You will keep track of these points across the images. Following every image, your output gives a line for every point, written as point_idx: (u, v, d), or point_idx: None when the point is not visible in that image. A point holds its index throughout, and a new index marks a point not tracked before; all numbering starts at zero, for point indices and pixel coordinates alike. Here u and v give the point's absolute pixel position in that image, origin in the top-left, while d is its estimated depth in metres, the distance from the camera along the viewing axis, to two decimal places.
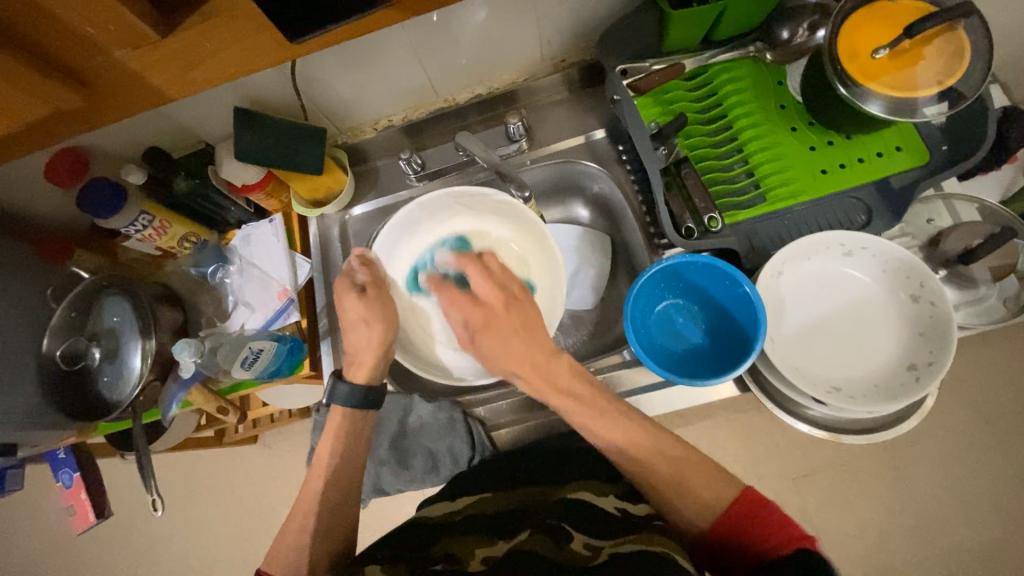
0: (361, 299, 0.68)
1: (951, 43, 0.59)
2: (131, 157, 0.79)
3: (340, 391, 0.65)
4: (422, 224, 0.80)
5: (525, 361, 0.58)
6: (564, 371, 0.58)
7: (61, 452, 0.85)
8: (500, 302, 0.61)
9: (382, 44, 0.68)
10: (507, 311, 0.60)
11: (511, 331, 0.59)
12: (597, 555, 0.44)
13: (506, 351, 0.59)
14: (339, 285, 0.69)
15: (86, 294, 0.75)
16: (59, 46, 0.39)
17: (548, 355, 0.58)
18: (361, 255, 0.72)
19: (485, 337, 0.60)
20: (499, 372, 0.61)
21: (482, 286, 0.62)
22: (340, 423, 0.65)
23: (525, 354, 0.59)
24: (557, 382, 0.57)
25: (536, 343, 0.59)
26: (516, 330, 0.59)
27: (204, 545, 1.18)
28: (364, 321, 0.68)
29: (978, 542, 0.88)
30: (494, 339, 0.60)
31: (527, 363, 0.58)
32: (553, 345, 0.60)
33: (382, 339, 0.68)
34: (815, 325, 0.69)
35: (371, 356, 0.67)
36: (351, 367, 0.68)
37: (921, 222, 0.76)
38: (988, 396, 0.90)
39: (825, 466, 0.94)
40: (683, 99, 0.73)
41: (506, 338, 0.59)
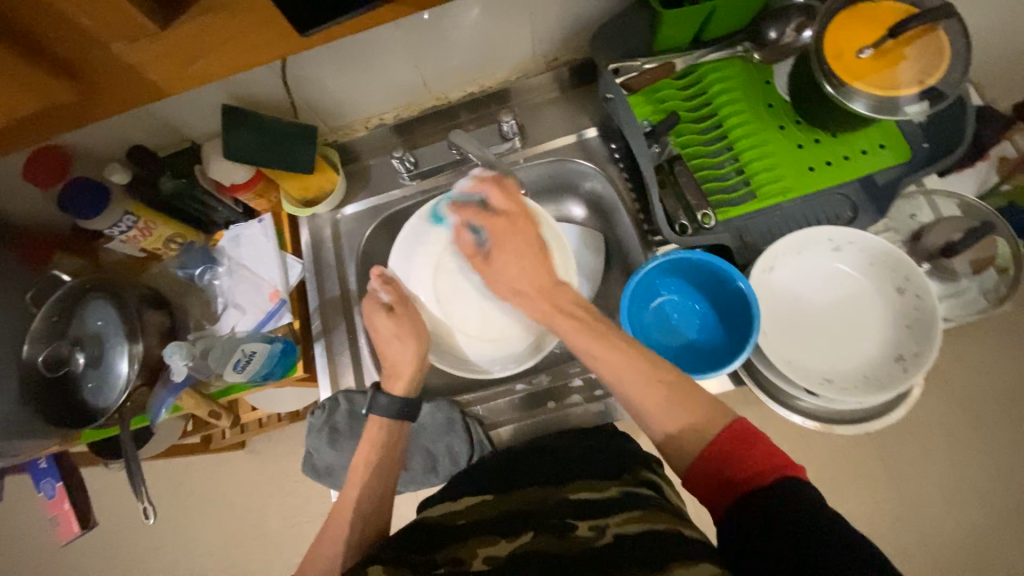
0: (390, 317, 0.70)
1: (931, 43, 0.60)
2: (115, 156, 0.77)
3: (380, 401, 0.66)
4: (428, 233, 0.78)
5: (535, 284, 0.63)
6: (570, 298, 0.62)
7: (43, 462, 0.83)
8: (515, 216, 0.66)
9: (376, 42, 0.68)
10: (523, 228, 0.65)
11: (522, 250, 0.65)
12: (602, 535, 0.45)
13: (517, 272, 0.65)
14: (367, 305, 0.71)
15: (68, 298, 0.72)
16: (55, 38, 0.38)
17: (554, 280, 0.63)
18: (382, 274, 0.73)
19: (499, 255, 0.66)
20: (506, 292, 0.67)
21: (500, 203, 0.67)
22: (378, 434, 0.65)
23: (536, 275, 0.64)
24: (558, 301, 0.62)
25: (550, 264, 0.64)
26: (527, 250, 0.65)
27: (191, 553, 1.16)
28: (396, 335, 0.69)
29: (957, 526, 0.91)
30: (505, 258, 0.65)
31: (537, 285, 0.63)
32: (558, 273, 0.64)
33: (418, 351, 0.68)
34: (803, 319, 0.71)
35: (410, 370, 0.68)
36: (390, 379, 0.69)
37: (904, 217, 0.78)
38: (967, 386, 0.93)
39: (814, 456, 0.97)
40: (674, 97, 0.74)
41: (521, 254, 0.65)
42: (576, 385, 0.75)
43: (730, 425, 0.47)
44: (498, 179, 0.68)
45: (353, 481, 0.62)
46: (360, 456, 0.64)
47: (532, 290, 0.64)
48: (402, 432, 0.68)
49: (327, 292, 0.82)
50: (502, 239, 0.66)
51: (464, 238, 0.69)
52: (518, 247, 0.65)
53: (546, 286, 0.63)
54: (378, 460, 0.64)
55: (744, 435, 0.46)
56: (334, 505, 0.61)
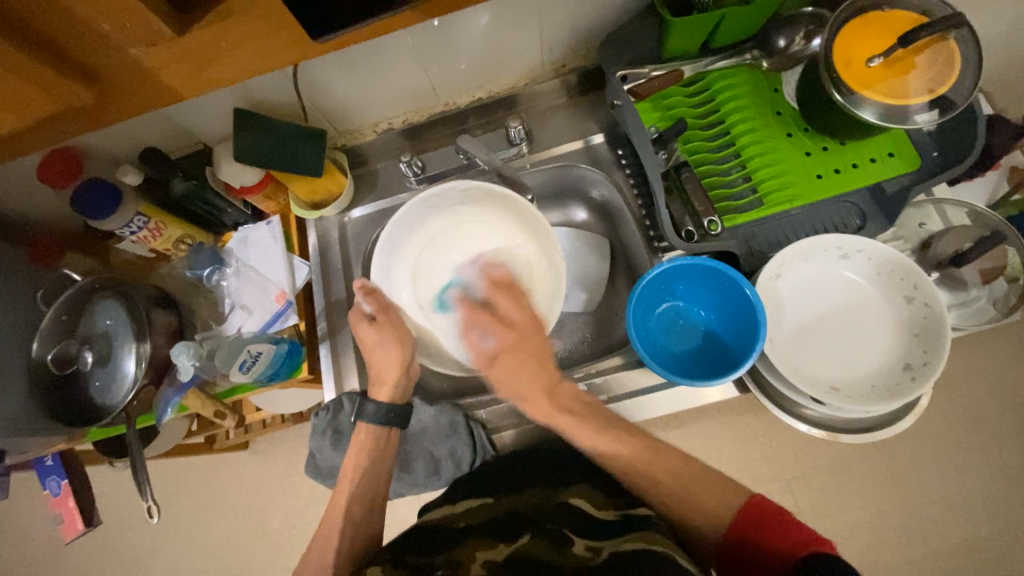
0: (373, 326, 0.69)
1: (941, 52, 0.60)
2: (127, 157, 0.78)
3: (368, 409, 0.66)
4: (406, 240, 0.78)
5: (535, 385, 0.65)
6: (571, 395, 0.64)
7: (49, 459, 0.83)
8: (525, 329, 0.68)
9: (386, 47, 0.68)
10: (531, 338, 0.68)
11: (526, 359, 0.66)
12: (598, 555, 0.44)
13: (522, 376, 0.65)
14: (352, 314, 0.69)
15: (78, 298, 0.72)
16: (71, 41, 0.39)
17: (554, 381, 0.65)
18: (364, 286, 0.70)
19: (505, 360, 0.67)
20: (507, 395, 0.67)
21: (513, 314, 0.70)
22: (365, 440, 0.66)
23: (536, 380, 0.65)
24: (560, 403, 0.64)
25: (549, 365, 0.66)
26: (532, 357, 0.66)
27: (192, 554, 1.16)
28: (380, 344, 0.69)
29: (967, 542, 0.90)
30: (508, 366, 0.66)
31: (540, 386, 0.65)
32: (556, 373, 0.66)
33: (401, 357, 0.69)
34: (810, 326, 0.70)
35: (393, 374, 0.69)
36: (375, 386, 0.69)
37: (913, 226, 0.78)
38: (977, 398, 0.92)
39: (820, 466, 0.96)
40: (682, 104, 0.75)
41: (527, 363, 0.66)
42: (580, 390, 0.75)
43: (749, 504, 0.50)
44: (512, 288, 0.74)
45: (344, 486, 0.64)
46: (348, 461, 0.65)
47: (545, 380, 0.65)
48: (391, 437, 0.68)
49: (333, 294, 0.82)
50: (515, 346, 0.67)
51: (474, 342, 0.71)
52: (527, 348, 0.67)
53: (553, 381, 0.65)
54: (367, 467, 0.65)
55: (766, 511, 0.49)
56: (326, 509, 0.63)
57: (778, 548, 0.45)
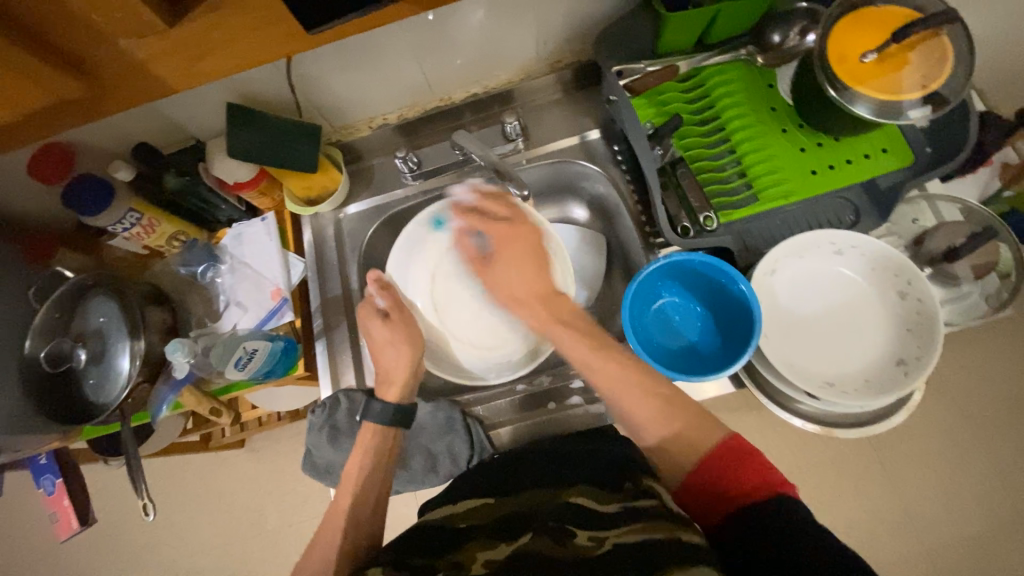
0: (385, 324, 0.71)
1: (935, 48, 0.61)
2: (118, 152, 0.77)
3: (374, 407, 0.66)
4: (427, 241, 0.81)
5: (533, 292, 0.69)
6: (565, 309, 0.67)
7: (43, 458, 0.83)
8: (514, 228, 0.72)
9: (381, 41, 0.68)
10: (522, 238, 0.72)
11: (521, 259, 0.71)
12: (600, 546, 0.45)
13: (516, 283, 0.71)
14: (364, 311, 0.73)
15: (70, 295, 0.72)
16: (61, 32, 0.38)
17: (551, 293, 0.69)
18: (377, 279, 0.75)
19: (498, 264, 0.72)
20: (502, 299, 0.73)
21: (501, 216, 0.73)
22: (371, 440, 0.66)
23: (530, 284, 0.70)
24: (559, 315, 0.67)
25: (542, 277, 0.70)
26: (525, 259, 0.71)
27: (189, 551, 1.16)
28: (390, 342, 0.71)
29: (959, 533, 0.91)
30: (506, 266, 0.72)
31: (534, 293, 0.69)
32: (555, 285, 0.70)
33: (411, 358, 0.69)
34: (805, 321, 0.71)
35: (403, 374, 0.69)
36: (384, 386, 0.69)
37: (906, 222, 0.78)
38: (969, 392, 0.93)
39: (814, 460, 0.97)
40: (678, 101, 0.74)
41: (518, 263, 0.71)
42: (576, 386, 0.76)
43: (724, 444, 0.50)
44: (501, 197, 0.74)
45: (346, 487, 0.62)
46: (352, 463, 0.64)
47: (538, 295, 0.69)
48: (395, 437, 0.68)
49: (329, 291, 0.82)
50: (507, 244, 0.72)
51: (466, 244, 0.77)
52: (514, 258, 0.71)
53: (544, 293, 0.69)
54: (375, 466, 0.64)
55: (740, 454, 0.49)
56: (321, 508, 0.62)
57: (745, 487, 0.46)
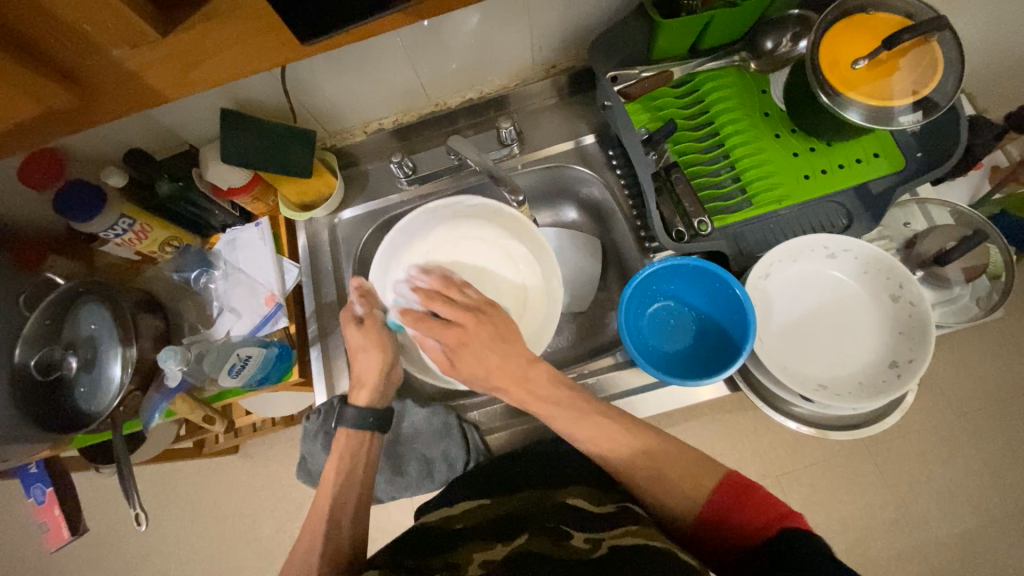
0: (360, 329, 0.67)
1: (924, 55, 0.61)
2: (111, 157, 0.77)
3: (348, 413, 0.65)
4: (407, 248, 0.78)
5: (505, 375, 0.60)
6: (544, 379, 0.60)
7: (33, 467, 0.82)
8: (470, 325, 0.60)
9: (376, 47, 0.68)
10: (482, 332, 0.60)
11: (486, 353, 0.60)
12: (597, 547, 0.44)
13: (491, 366, 0.60)
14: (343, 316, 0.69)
15: (61, 302, 0.71)
16: (52, 44, 0.38)
17: (526, 364, 0.60)
18: (360, 288, 0.69)
19: (465, 363, 0.60)
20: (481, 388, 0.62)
21: (452, 316, 0.61)
22: (346, 444, 0.66)
23: (502, 369, 0.60)
24: (537, 389, 0.60)
25: (512, 355, 0.60)
26: (492, 350, 0.60)
27: (183, 559, 1.14)
28: (363, 349, 0.67)
29: (953, 534, 0.91)
30: (474, 359, 0.60)
31: (511, 376, 0.60)
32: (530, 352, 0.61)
33: (383, 364, 0.67)
34: (799, 325, 0.71)
35: (374, 379, 0.68)
36: (357, 390, 0.68)
37: (898, 225, 0.80)
38: (961, 393, 0.94)
39: (808, 462, 0.97)
40: (672, 106, 0.75)
41: (486, 356, 0.59)
42: None
43: (725, 481, 0.52)
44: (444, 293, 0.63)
45: (325, 489, 0.63)
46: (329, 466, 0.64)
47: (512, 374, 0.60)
48: (374, 441, 0.68)
49: (324, 296, 0.82)
50: (468, 340, 0.60)
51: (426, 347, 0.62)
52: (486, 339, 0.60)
53: (520, 371, 0.60)
54: (351, 470, 0.64)
55: (743, 486, 0.50)
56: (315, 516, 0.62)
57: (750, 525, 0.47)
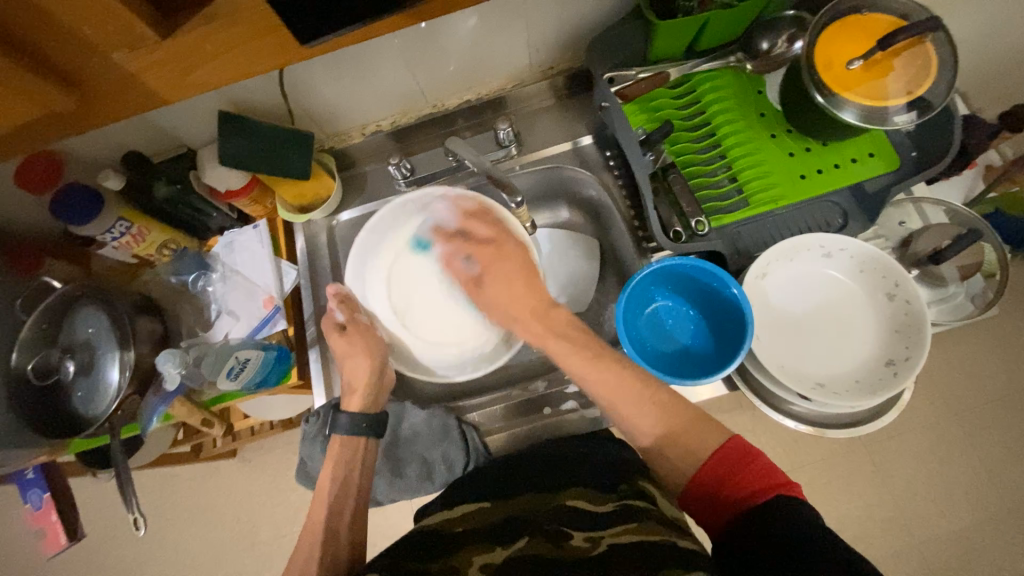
0: (343, 336, 0.72)
1: (918, 55, 0.62)
2: (108, 160, 0.76)
3: (342, 420, 0.66)
4: (381, 245, 0.78)
5: (523, 307, 0.70)
6: (562, 319, 0.68)
7: (30, 472, 0.81)
8: (497, 238, 0.73)
9: (374, 49, 0.68)
10: (508, 253, 0.73)
11: (511, 276, 0.72)
12: (596, 546, 0.45)
13: (519, 294, 0.71)
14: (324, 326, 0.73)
15: (58, 306, 0.71)
16: (51, 47, 0.38)
17: (544, 301, 0.70)
18: (337, 294, 0.74)
19: (492, 282, 0.72)
20: (499, 317, 0.73)
21: (485, 232, 0.74)
22: (340, 450, 0.66)
23: (527, 299, 0.70)
24: (553, 328, 0.67)
25: (534, 288, 0.71)
26: (517, 275, 0.72)
27: (180, 564, 1.14)
28: (349, 355, 0.71)
29: (949, 531, 0.92)
30: (495, 283, 0.72)
31: (528, 307, 0.70)
32: (550, 297, 0.70)
33: (371, 365, 0.70)
34: (795, 323, 0.71)
35: (364, 381, 0.69)
36: (347, 396, 0.69)
37: (894, 224, 0.80)
38: (955, 390, 0.94)
39: (806, 460, 0.98)
40: (669, 106, 0.75)
41: (510, 282, 0.72)
42: (571, 391, 0.76)
43: (731, 442, 0.50)
44: (483, 212, 0.75)
45: (323, 498, 0.63)
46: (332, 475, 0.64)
47: (532, 300, 0.70)
48: (368, 445, 0.68)
49: (322, 299, 0.82)
50: (496, 258, 0.73)
51: (455, 267, 0.76)
52: (512, 262, 0.72)
53: (538, 299, 0.70)
54: (346, 476, 0.64)
55: (745, 453, 0.49)
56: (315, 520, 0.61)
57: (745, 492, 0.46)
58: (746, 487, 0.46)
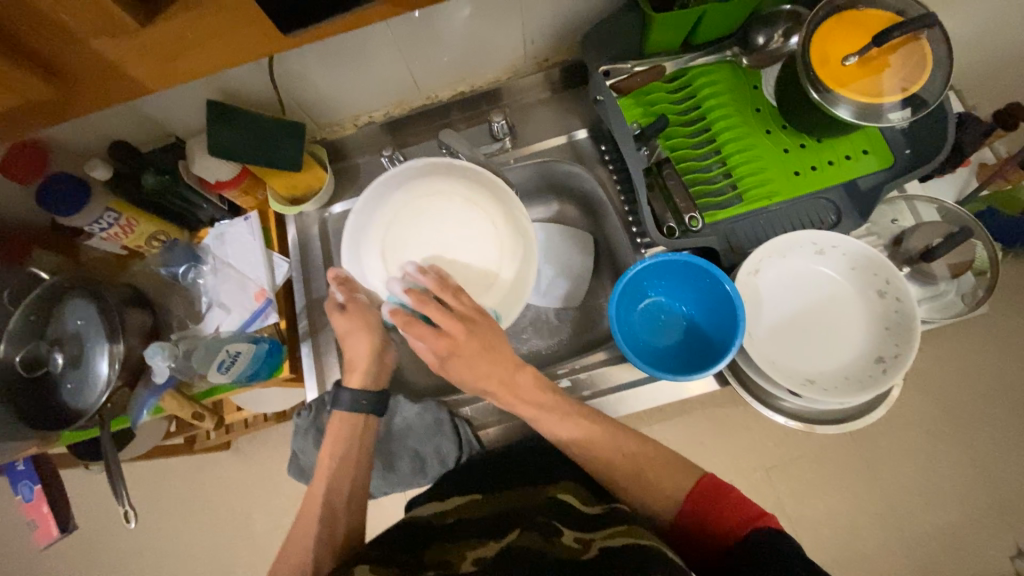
0: (343, 315, 0.67)
1: (914, 52, 0.62)
2: (95, 150, 0.75)
3: (343, 398, 0.65)
4: (371, 225, 0.73)
5: (496, 380, 0.61)
6: (530, 383, 0.62)
7: (20, 464, 0.81)
8: (462, 333, 0.59)
9: (365, 40, 0.67)
10: (472, 337, 0.60)
11: (479, 361, 0.60)
12: (588, 548, 0.45)
13: (476, 376, 0.61)
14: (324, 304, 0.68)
15: (46, 298, 0.70)
16: (28, 34, 0.37)
17: (515, 368, 0.61)
18: (338, 276, 0.68)
19: (456, 364, 0.60)
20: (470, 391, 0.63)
21: (444, 321, 0.59)
22: (341, 428, 0.65)
23: (495, 373, 0.61)
24: (524, 393, 0.62)
25: (501, 362, 0.61)
26: (483, 354, 0.60)
27: (175, 555, 1.14)
28: (348, 333, 0.67)
29: (936, 524, 0.93)
30: (466, 365, 0.60)
31: (499, 380, 0.61)
32: (517, 359, 0.62)
33: (371, 345, 0.67)
34: (787, 319, 0.72)
35: (365, 362, 0.67)
36: (347, 374, 0.68)
37: (886, 222, 0.80)
38: (945, 387, 0.95)
39: (797, 455, 0.99)
40: (664, 101, 0.75)
41: (477, 363, 0.60)
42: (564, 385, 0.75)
43: (703, 482, 0.53)
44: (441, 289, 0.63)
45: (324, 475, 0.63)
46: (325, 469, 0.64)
47: (499, 376, 0.61)
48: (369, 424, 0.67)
49: (315, 292, 0.81)
50: (455, 346, 0.59)
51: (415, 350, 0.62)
52: (473, 347, 0.60)
53: (504, 372, 0.61)
54: (345, 453, 0.64)
55: (719, 488, 0.52)
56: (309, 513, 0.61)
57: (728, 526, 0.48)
58: (725, 523, 0.49)
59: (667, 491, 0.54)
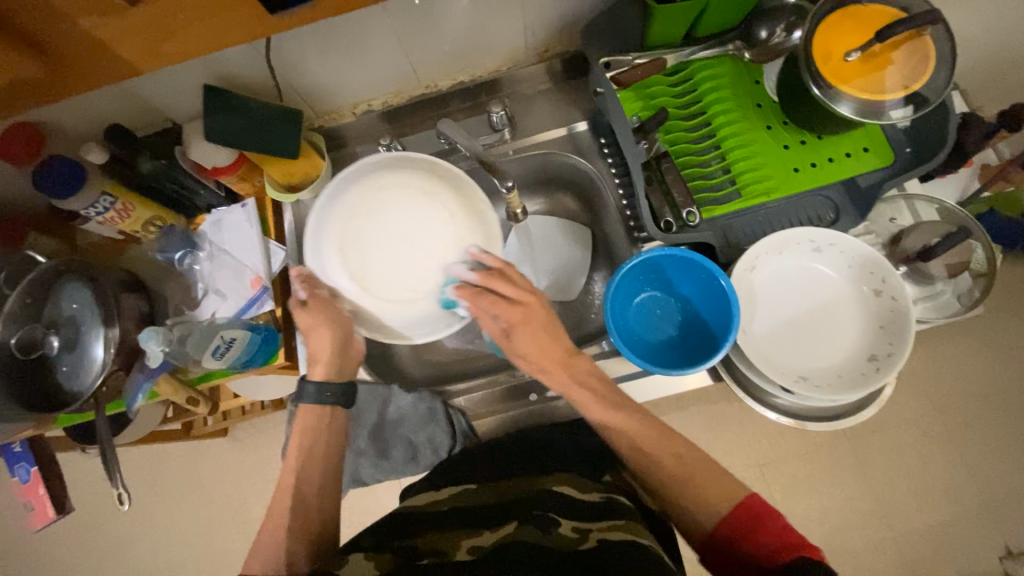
0: (305, 310, 0.66)
1: (917, 49, 0.61)
2: (92, 133, 0.75)
3: (307, 390, 0.65)
4: (330, 220, 0.71)
5: (552, 359, 0.63)
6: (584, 369, 0.63)
7: (17, 446, 0.81)
8: (530, 305, 0.64)
9: (364, 27, 0.66)
10: (538, 310, 0.64)
11: (543, 336, 0.63)
12: (585, 539, 0.45)
13: (535, 351, 0.63)
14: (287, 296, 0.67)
15: (42, 282, 0.70)
16: (17, 12, 0.37)
17: (568, 352, 0.63)
18: (299, 273, 0.68)
19: (520, 336, 0.63)
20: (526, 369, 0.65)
21: (514, 294, 0.64)
22: (307, 420, 0.65)
23: (552, 352, 0.63)
24: (576, 375, 0.62)
25: (560, 341, 0.64)
26: (546, 329, 0.63)
27: (171, 540, 1.15)
28: (310, 327, 0.66)
29: (928, 524, 0.94)
30: (526, 338, 0.63)
31: (553, 358, 0.63)
32: (571, 345, 0.64)
33: (334, 338, 0.65)
34: (782, 315, 0.72)
35: (328, 353, 0.65)
36: (311, 366, 0.66)
37: (884, 221, 0.80)
38: (941, 388, 0.95)
39: (791, 452, 0.99)
40: (664, 94, 0.74)
41: (542, 339, 0.63)
42: None
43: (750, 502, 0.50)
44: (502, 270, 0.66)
45: (316, 466, 0.63)
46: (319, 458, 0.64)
47: (556, 353, 0.63)
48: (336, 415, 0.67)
49: None
50: (523, 318, 0.63)
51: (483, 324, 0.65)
52: (534, 321, 0.63)
53: (561, 352, 0.63)
54: (312, 444, 0.64)
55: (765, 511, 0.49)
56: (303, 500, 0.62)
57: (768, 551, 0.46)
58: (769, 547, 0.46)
59: (658, 484, 0.55)
